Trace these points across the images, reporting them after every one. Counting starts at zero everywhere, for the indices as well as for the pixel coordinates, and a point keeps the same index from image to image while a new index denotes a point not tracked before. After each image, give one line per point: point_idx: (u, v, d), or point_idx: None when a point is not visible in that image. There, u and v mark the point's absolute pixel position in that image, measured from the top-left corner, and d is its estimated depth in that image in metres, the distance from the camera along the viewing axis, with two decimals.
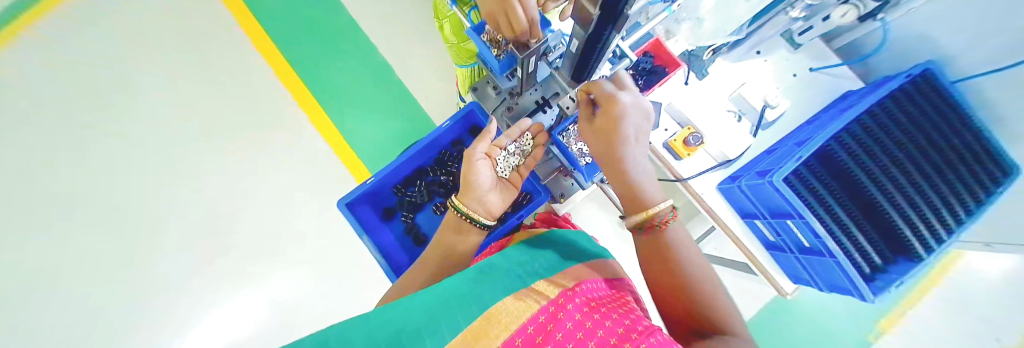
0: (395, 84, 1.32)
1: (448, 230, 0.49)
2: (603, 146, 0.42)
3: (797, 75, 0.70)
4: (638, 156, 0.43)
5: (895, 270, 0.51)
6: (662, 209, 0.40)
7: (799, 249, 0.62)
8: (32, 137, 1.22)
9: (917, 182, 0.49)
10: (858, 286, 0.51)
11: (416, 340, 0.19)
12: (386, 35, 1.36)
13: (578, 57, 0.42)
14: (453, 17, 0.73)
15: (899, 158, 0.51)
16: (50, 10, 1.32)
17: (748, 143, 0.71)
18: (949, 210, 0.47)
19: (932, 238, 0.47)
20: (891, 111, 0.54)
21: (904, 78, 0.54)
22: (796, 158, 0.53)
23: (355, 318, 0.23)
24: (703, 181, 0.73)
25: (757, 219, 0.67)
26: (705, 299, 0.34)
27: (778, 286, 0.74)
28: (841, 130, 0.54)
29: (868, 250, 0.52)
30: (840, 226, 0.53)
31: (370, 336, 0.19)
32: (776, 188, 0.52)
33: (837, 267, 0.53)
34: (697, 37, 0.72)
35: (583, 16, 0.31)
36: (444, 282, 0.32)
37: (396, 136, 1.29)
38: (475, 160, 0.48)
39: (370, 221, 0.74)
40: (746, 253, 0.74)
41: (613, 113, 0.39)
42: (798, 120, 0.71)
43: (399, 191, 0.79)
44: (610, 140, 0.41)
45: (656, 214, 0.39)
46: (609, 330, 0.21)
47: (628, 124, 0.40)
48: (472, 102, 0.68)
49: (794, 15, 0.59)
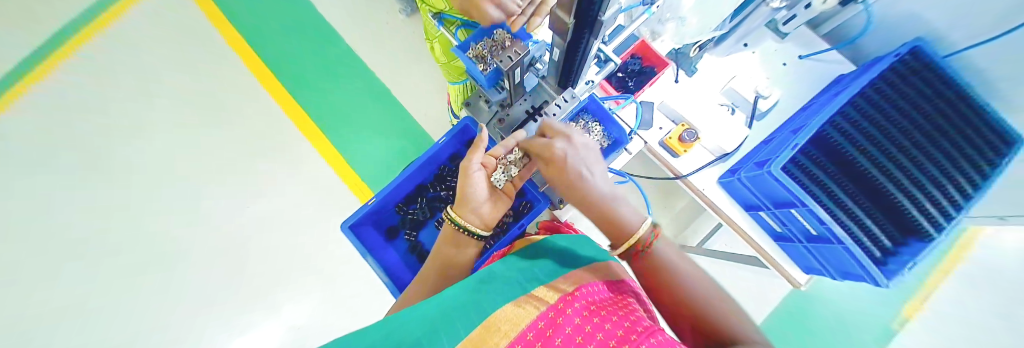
0: (392, 104, 1.36)
1: (447, 245, 0.49)
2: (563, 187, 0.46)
3: (786, 64, 0.71)
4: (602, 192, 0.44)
5: (907, 252, 0.50)
6: (644, 230, 0.40)
7: (807, 238, 0.60)
8: (46, 181, 1.27)
9: (919, 163, 0.49)
10: (870, 271, 0.50)
11: None
12: (381, 58, 1.41)
13: (560, 64, 0.43)
14: (440, 37, 0.75)
15: (897, 137, 0.51)
16: (62, 59, 1.39)
17: (744, 135, 0.71)
18: (955, 187, 0.46)
19: (941, 216, 0.46)
20: (882, 91, 0.53)
21: (892, 58, 0.54)
22: (793, 146, 0.53)
23: (354, 333, 0.23)
24: (702, 176, 0.73)
25: (761, 210, 0.66)
26: (709, 307, 0.31)
27: (791, 278, 0.72)
28: (834, 114, 0.53)
29: (876, 234, 0.51)
30: (846, 212, 0.52)
31: None
32: (775, 177, 0.52)
33: (846, 253, 0.52)
34: (681, 35, 0.75)
35: (560, 27, 0.32)
36: (443, 294, 0.32)
37: (395, 155, 1.31)
38: (470, 171, 0.49)
39: (373, 242, 0.74)
40: (754, 245, 0.72)
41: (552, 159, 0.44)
42: (792, 108, 0.71)
43: (400, 209, 0.79)
44: (563, 180, 0.45)
45: (639, 239, 0.39)
46: (608, 333, 0.21)
47: (572, 162, 0.44)
48: (466, 117, 0.69)
49: (774, 6, 0.56)
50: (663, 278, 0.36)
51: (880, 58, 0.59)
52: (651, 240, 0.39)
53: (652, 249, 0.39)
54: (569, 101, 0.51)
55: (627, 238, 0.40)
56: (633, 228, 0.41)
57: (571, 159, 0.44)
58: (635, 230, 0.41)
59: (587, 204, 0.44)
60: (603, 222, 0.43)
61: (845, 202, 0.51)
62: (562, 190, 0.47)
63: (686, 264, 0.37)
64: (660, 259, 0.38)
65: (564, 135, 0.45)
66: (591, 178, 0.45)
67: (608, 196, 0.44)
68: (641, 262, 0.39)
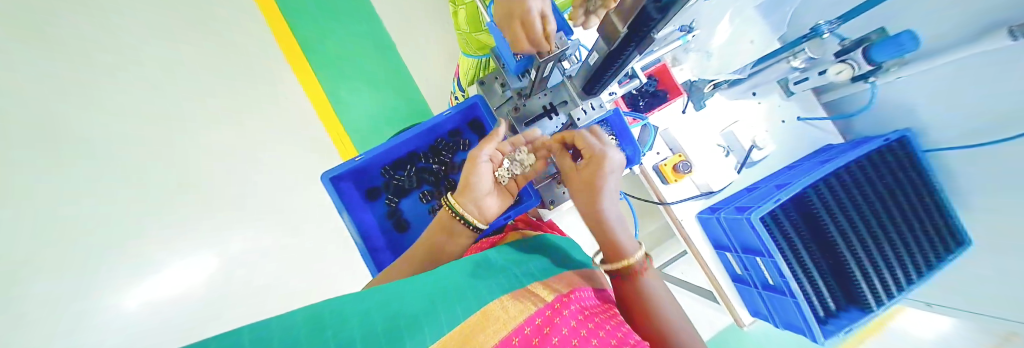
0: (395, 60, 1.32)
1: (440, 228, 0.48)
2: (582, 194, 0.45)
3: (785, 122, 0.74)
4: (616, 213, 0.43)
5: (846, 316, 0.56)
6: (637, 258, 0.38)
7: (763, 285, 0.65)
8: None
9: (879, 241, 0.53)
10: (811, 327, 0.55)
11: (396, 345, 0.19)
12: (394, 10, 1.34)
13: (593, 70, 0.43)
14: (471, 3, 0.71)
15: (865, 213, 0.55)
16: None
17: (731, 179, 0.74)
18: (900, 269, 0.52)
19: (884, 293, 0.52)
20: (865, 168, 0.57)
21: (882, 142, 0.57)
22: (775, 200, 0.56)
23: (356, 294, 0.25)
24: (685, 208, 0.76)
25: (729, 251, 0.71)
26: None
27: (737, 316, 0.78)
28: (819, 180, 0.56)
29: (824, 295, 0.56)
30: (803, 268, 0.57)
31: (366, 333, 0.19)
32: (752, 225, 0.55)
33: (794, 306, 0.57)
34: (702, 68, 0.74)
35: (610, 33, 0.32)
36: (443, 272, 0.33)
37: (390, 113, 1.29)
38: (477, 161, 0.47)
39: (352, 200, 0.72)
40: (713, 281, 0.77)
41: (597, 161, 0.43)
42: (780, 163, 0.75)
43: (386, 173, 0.76)
44: (589, 188, 0.44)
45: (632, 264, 0.38)
46: (602, 341, 0.22)
47: (609, 170, 0.43)
48: (477, 95, 0.67)
49: (795, 65, 0.64)
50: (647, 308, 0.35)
51: (869, 138, 0.62)
52: (642, 269, 0.38)
53: (642, 278, 0.38)
54: (594, 109, 0.52)
55: (625, 258, 0.39)
56: (630, 252, 0.39)
57: (610, 168, 0.43)
58: (630, 253, 0.39)
59: (600, 221, 0.42)
60: (602, 235, 0.42)
61: (807, 263, 0.56)
62: (578, 194, 0.45)
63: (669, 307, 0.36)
64: (643, 291, 0.37)
65: (613, 148, 0.44)
66: (611, 195, 0.44)
67: (618, 216, 0.43)
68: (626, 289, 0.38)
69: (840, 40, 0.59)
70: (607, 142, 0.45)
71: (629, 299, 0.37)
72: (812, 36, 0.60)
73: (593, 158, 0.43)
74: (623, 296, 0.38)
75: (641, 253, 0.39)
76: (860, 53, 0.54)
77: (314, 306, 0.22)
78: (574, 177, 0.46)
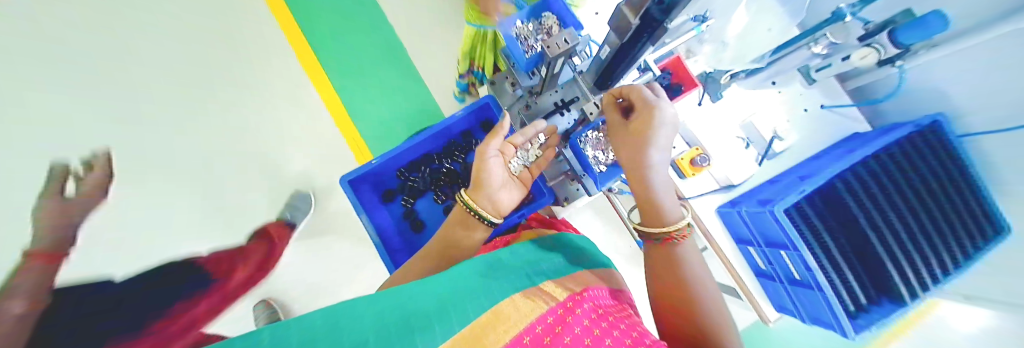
0: (404, 61, 1.31)
1: (457, 226, 0.50)
2: (626, 148, 0.42)
3: (808, 110, 0.71)
4: (662, 166, 0.41)
5: (878, 310, 0.54)
6: (678, 227, 0.38)
7: (789, 280, 0.63)
8: None
9: (913, 232, 0.51)
10: (841, 321, 0.54)
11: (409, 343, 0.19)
12: (403, 14, 1.33)
13: (606, 63, 0.43)
14: None
15: (898, 205, 0.52)
16: None
17: (752, 172, 0.72)
18: (937, 262, 0.50)
19: (918, 285, 0.50)
20: (895, 158, 0.54)
21: (912, 128, 0.54)
22: (799, 192, 0.54)
23: (368, 300, 0.26)
24: (703, 202, 0.75)
25: (751, 245, 0.69)
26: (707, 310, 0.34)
27: (762, 313, 0.75)
28: (844, 170, 0.54)
29: (855, 289, 0.54)
30: (832, 262, 0.55)
31: (386, 334, 0.20)
32: (776, 217, 0.54)
33: (823, 301, 0.55)
34: (718, 60, 0.73)
35: (621, 25, 0.33)
36: (458, 272, 0.35)
37: (401, 119, 1.29)
38: (486, 157, 0.49)
39: (368, 201, 0.75)
40: (735, 276, 0.75)
41: (647, 114, 0.39)
42: (802, 155, 0.72)
43: (401, 175, 0.78)
44: (637, 139, 0.40)
45: (676, 230, 0.38)
46: (617, 340, 0.22)
47: (660, 125, 0.39)
48: (488, 96, 0.70)
49: (816, 51, 0.59)
50: (682, 275, 0.38)
51: (899, 125, 0.59)
52: (683, 237, 0.39)
53: (680, 245, 0.39)
54: None
55: (667, 225, 0.39)
56: (674, 219, 0.39)
57: (662, 122, 0.40)
58: (675, 220, 0.39)
59: (645, 179, 0.40)
60: (647, 194, 0.41)
61: (839, 259, 0.54)
62: (622, 148, 0.43)
63: (702, 273, 0.39)
64: (678, 256, 0.39)
65: (665, 101, 0.41)
66: (661, 152, 0.41)
67: (666, 176, 0.41)
68: (664, 253, 0.40)
69: (865, 24, 0.55)
70: (659, 95, 0.41)
71: (662, 259, 0.40)
72: (835, 20, 0.56)
73: (642, 109, 0.40)
74: (658, 257, 0.41)
75: (684, 221, 0.39)
76: (885, 37, 0.51)
77: (333, 308, 0.23)
78: (621, 129, 0.43)
